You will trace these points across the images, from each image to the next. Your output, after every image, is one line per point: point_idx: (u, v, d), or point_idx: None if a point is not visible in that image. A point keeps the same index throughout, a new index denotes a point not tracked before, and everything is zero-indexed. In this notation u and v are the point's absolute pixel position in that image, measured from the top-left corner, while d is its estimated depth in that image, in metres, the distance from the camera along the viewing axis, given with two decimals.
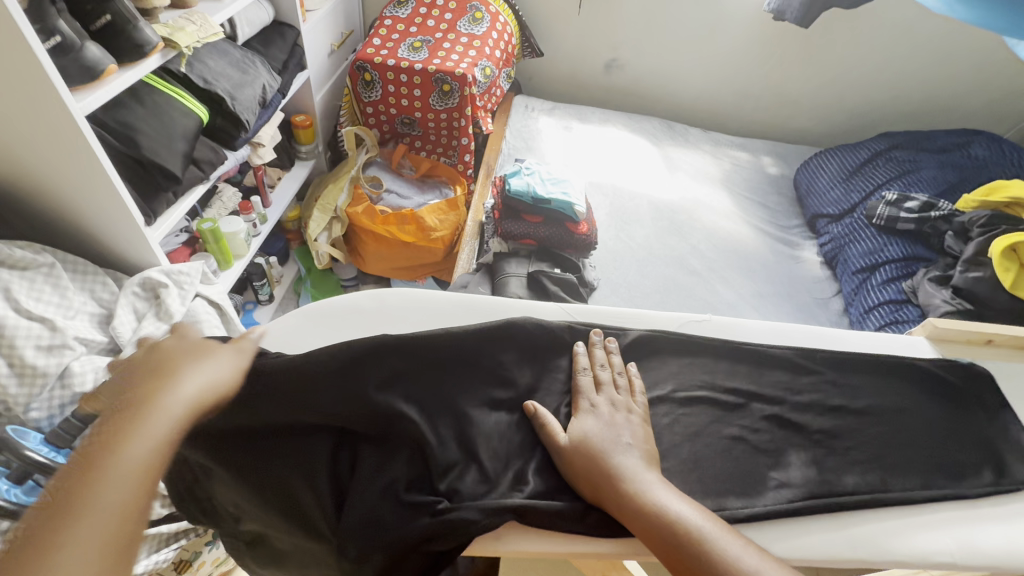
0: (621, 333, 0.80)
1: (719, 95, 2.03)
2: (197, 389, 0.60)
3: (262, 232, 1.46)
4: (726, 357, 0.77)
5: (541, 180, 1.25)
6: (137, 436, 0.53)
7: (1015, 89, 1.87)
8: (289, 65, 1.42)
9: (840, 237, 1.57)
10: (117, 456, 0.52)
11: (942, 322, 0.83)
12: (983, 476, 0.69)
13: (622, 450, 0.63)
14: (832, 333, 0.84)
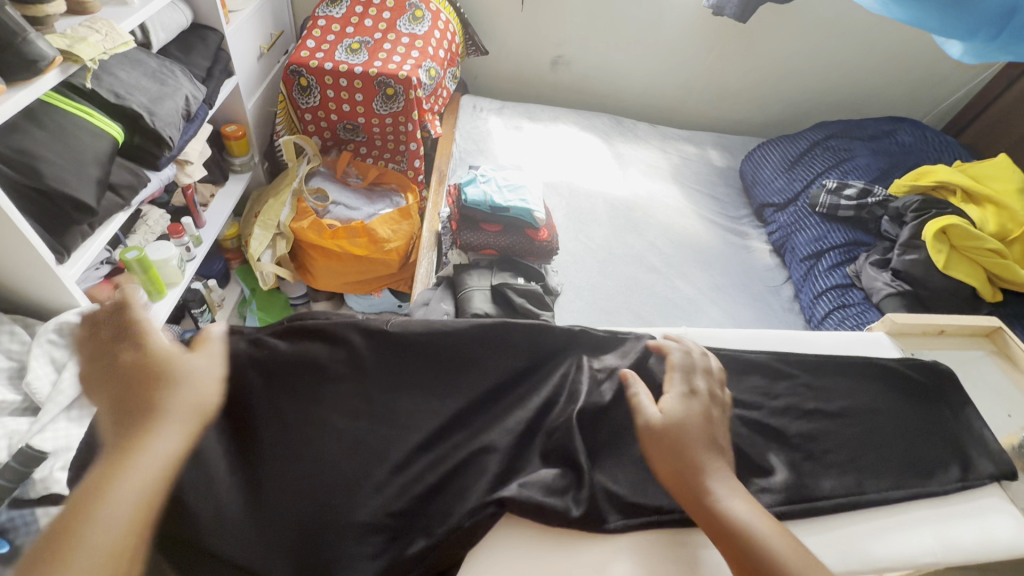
0: (627, 344, 0.79)
1: (664, 89, 2.06)
2: (195, 408, 0.55)
3: (197, 256, 1.33)
4: None
5: (497, 187, 1.20)
6: (142, 451, 0.49)
7: (929, 79, 2.02)
8: (214, 73, 1.31)
9: (787, 226, 1.63)
10: (144, 457, 0.49)
11: (897, 319, 0.87)
12: (952, 472, 0.73)
13: (704, 441, 0.61)
14: (803, 336, 0.86)
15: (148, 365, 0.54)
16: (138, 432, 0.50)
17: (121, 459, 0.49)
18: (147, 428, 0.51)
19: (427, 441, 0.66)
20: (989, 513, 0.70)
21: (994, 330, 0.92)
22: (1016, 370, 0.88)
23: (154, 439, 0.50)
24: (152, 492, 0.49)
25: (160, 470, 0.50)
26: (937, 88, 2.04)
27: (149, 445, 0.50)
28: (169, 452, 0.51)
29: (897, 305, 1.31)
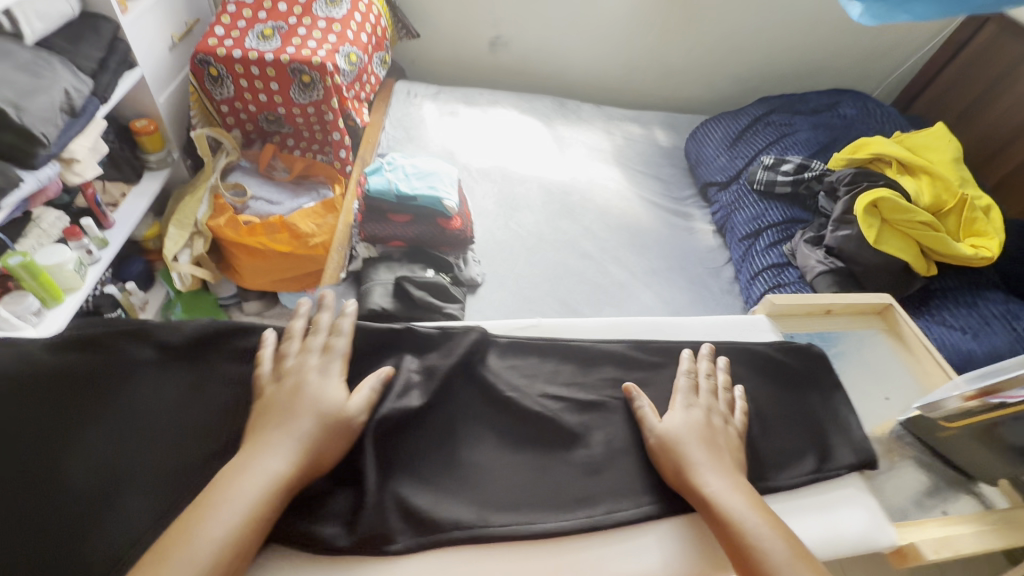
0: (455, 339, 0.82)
1: (608, 69, 2.00)
2: (325, 428, 0.65)
3: (102, 258, 1.28)
4: (556, 357, 0.84)
5: (404, 175, 1.15)
6: (239, 482, 0.59)
7: (871, 48, 2.02)
8: (109, 64, 1.23)
9: (728, 205, 1.58)
10: (241, 489, 0.58)
11: (780, 300, 0.90)
12: (806, 464, 0.74)
13: (701, 443, 0.70)
14: (675, 324, 0.89)
15: (275, 407, 0.66)
16: (240, 465, 0.61)
17: (228, 485, 0.59)
18: (267, 436, 0.63)
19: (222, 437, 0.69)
20: (842, 505, 0.72)
21: (884, 308, 0.95)
22: (904, 349, 0.92)
23: (284, 436, 0.63)
24: (265, 494, 0.59)
25: (266, 491, 0.59)
26: (879, 58, 2.05)
27: (254, 455, 0.61)
28: (290, 449, 0.62)
29: (829, 284, 1.28)
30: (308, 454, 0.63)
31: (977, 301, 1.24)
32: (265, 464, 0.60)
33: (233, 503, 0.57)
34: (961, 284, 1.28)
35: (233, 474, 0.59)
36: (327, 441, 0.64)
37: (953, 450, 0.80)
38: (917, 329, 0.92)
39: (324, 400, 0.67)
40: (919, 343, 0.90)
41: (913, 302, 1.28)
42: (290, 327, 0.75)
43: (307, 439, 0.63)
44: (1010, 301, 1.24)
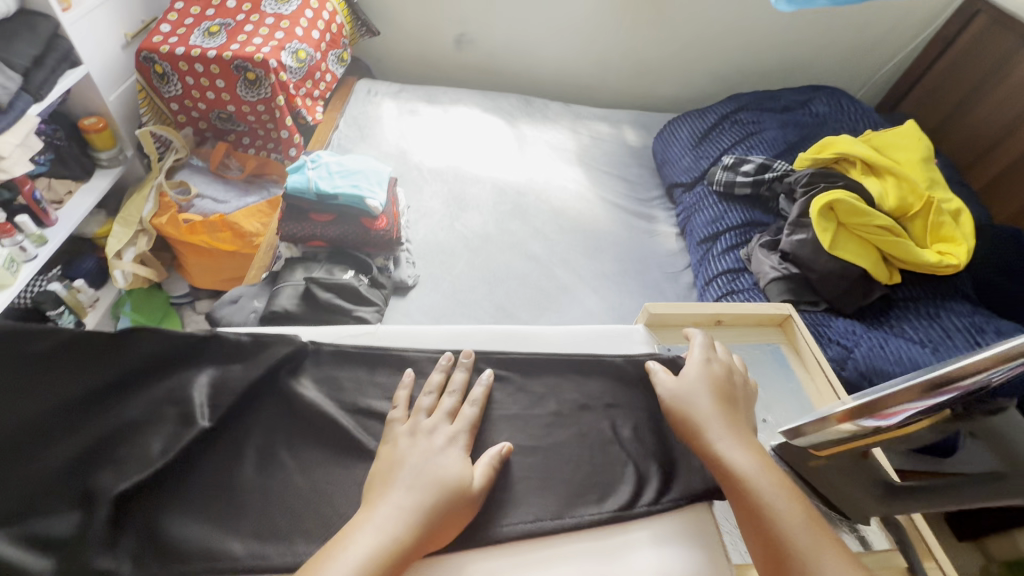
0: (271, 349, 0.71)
1: (579, 67, 1.94)
2: (434, 481, 0.59)
3: (38, 255, 1.28)
4: (428, 369, 0.75)
5: (327, 173, 1.11)
6: (357, 530, 0.54)
7: (855, 45, 1.93)
8: (45, 61, 1.23)
9: (690, 207, 1.50)
10: (350, 546, 0.53)
11: (656, 309, 0.82)
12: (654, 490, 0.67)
13: (716, 399, 0.68)
14: (526, 332, 0.82)
15: (385, 462, 0.61)
16: (354, 520, 0.56)
17: (350, 531, 0.54)
18: (372, 505, 0.57)
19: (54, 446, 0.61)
20: (668, 539, 0.63)
21: (784, 318, 0.85)
22: (798, 364, 0.81)
23: (368, 518, 0.55)
24: (383, 551, 0.53)
25: (381, 546, 0.53)
26: (861, 56, 1.97)
27: (358, 526, 0.55)
28: (401, 515, 0.55)
29: (781, 291, 1.20)
30: (430, 514, 0.56)
31: (939, 313, 1.17)
32: (343, 539, 0.53)
33: (345, 557, 0.52)
34: (926, 294, 1.20)
35: (338, 543, 0.53)
36: (449, 509, 0.58)
37: (826, 484, 0.64)
38: (815, 343, 0.81)
39: (446, 469, 0.60)
40: (812, 359, 0.80)
41: (874, 312, 1.20)
42: (430, 379, 0.71)
43: (401, 497, 0.57)
44: (975, 312, 1.17)
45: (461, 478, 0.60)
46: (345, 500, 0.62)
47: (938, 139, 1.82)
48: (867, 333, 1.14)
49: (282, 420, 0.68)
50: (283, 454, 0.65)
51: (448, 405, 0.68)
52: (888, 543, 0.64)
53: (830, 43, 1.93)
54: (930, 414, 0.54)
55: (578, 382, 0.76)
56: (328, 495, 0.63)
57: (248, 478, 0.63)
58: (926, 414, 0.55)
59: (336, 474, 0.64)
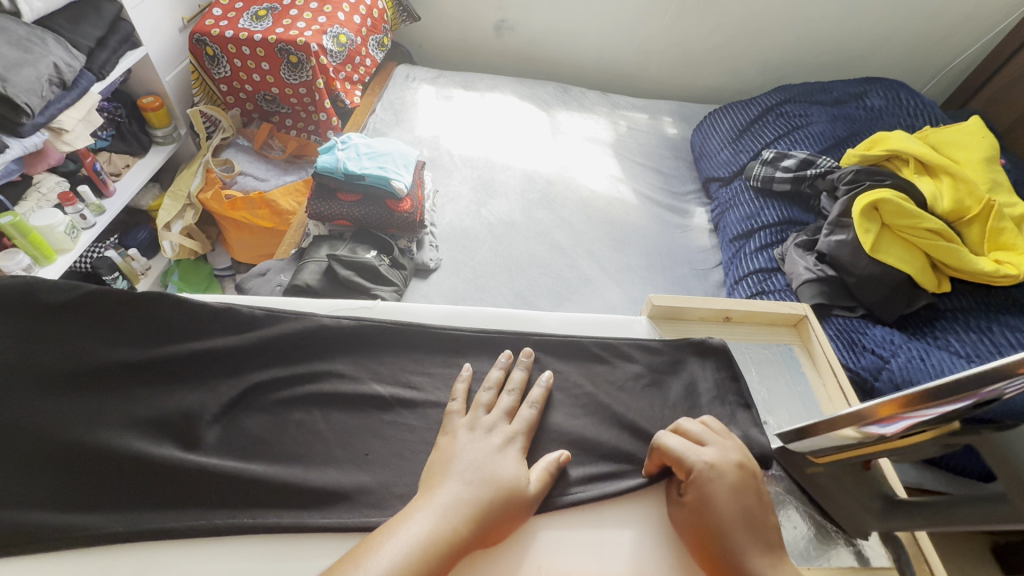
0: (279, 320, 0.74)
1: (620, 55, 1.89)
2: (492, 477, 0.56)
3: (97, 224, 1.39)
4: (432, 348, 0.75)
5: (356, 154, 1.14)
6: (415, 514, 0.52)
7: (922, 34, 1.79)
8: (108, 42, 1.31)
9: (725, 203, 1.45)
10: (407, 530, 0.50)
11: (661, 300, 0.79)
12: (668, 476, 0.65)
13: (742, 519, 0.54)
14: (528, 315, 0.80)
15: (439, 453, 0.59)
16: (412, 505, 0.53)
17: (408, 514, 0.52)
18: (431, 492, 0.54)
19: (91, 390, 0.66)
20: None
21: (799, 319, 0.81)
22: (811, 369, 0.77)
23: (428, 504, 0.53)
24: (439, 543, 0.50)
25: (436, 534, 0.50)
26: (928, 48, 1.83)
27: (414, 511, 0.52)
28: (460, 508, 0.52)
29: (814, 294, 1.14)
30: (488, 511, 0.53)
31: (992, 327, 1.07)
32: (400, 520, 0.51)
33: (401, 538, 0.50)
34: (979, 306, 1.11)
35: (399, 522, 0.51)
36: (504, 512, 0.54)
37: (824, 493, 0.62)
38: (830, 348, 0.77)
39: (503, 468, 0.57)
40: (825, 364, 0.76)
41: (917, 321, 1.12)
42: (488, 375, 0.68)
43: (458, 488, 0.54)
44: None
45: (520, 483, 0.57)
46: (341, 468, 0.63)
47: (1013, 137, 1.66)
48: (907, 343, 1.06)
49: (286, 387, 0.69)
50: (289, 416, 0.67)
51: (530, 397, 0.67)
52: (887, 559, 0.61)
53: (896, 32, 1.79)
54: (939, 426, 0.48)
55: (589, 368, 0.74)
56: (327, 463, 0.63)
57: (251, 439, 0.65)
58: (935, 426, 0.49)
59: (335, 442, 0.65)
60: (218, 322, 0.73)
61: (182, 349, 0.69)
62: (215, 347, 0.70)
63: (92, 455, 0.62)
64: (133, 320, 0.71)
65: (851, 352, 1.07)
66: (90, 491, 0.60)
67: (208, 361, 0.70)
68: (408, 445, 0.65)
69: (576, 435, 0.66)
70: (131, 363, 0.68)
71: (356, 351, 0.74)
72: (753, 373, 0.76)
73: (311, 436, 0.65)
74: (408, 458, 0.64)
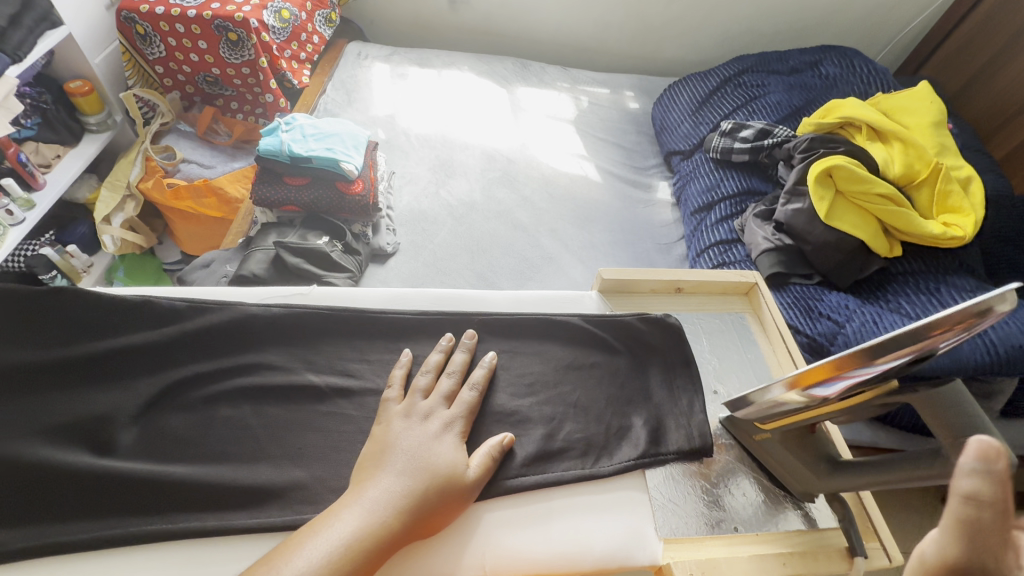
0: (214, 313, 0.70)
1: (581, 29, 1.85)
2: (426, 467, 0.54)
3: (26, 220, 1.30)
4: (381, 334, 0.72)
5: (301, 135, 1.09)
6: (345, 510, 0.50)
7: (875, 1, 1.81)
8: (23, 21, 1.21)
9: (685, 176, 1.44)
10: (334, 525, 0.49)
11: (610, 274, 0.77)
12: (626, 451, 0.64)
13: None
14: (481, 295, 0.78)
15: (375, 443, 0.57)
16: (342, 500, 0.52)
17: (337, 508, 0.51)
18: (362, 486, 0.53)
19: (7, 396, 0.62)
20: (631, 508, 0.61)
21: (749, 287, 0.81)
22: (761, 336, 0.78)
23: (357, 499, 0.51)
24: (367, 537, 0.48)
25: (366, 528, 0.49)
26: (881, 15, 1.85)
27: (346, 504, 0.51)
28: (392, 500, 0.51)
29: (773, 263, 1.15)
30: (421, 503, 0.52)
31: (939, 288, 1.10)
32: (332, 516, 0.50)
33: (330, 533, 0.48)
34: (928, 269, 1.14)
35: (326, 517, 0.50)
36: (438, 500, 0.53)
37: (770, 457, 0.63)
38: (781, 316, 0.78)
39: (439, 455, 0.56)
40: (776, 331, 0.76)
41: (871, 286, 1.14)
42: (427, 359, 0.66)
43: (392, 481, 0.53)
44: (978, 288, 1.11)
45: (460, 470, 0.56)
46: (277, 464, 0.60)
47: (962, 103, 1.70)
48: (861, 308, 1.08)
49: (215, 385, 0.65)
50: (221, 414, 0.63)
51: (476, 379, 0.65)
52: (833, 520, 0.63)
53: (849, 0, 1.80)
54: (878, 385, 0.50)
55: (540, 347, 0.72)
56: (260, 461, 0.60)
57: (186, 440, 0.61)
58: (875, 385, 0.50)
59: (271, 438, 0.62)
60: (147, 318, 0.68)
61: (105, 349, 0.65)
62: (139, 346, 0.66)
63: (6, 465, 0.57)
64: (53, 318, 0.66)
65: (808, 318, 1.09)
66: (7, 502, 0.56)
67: (134, 359, 0.65)
68: (348, 436, 0.63)
69: (527, 415, 0.65)
70: (52, 368, 0.63)
71: (299, 342, 0.70)
72: (704, 343, 0.76)
73: (247, 432, 0.62)
74: (353, 449, 0.62)
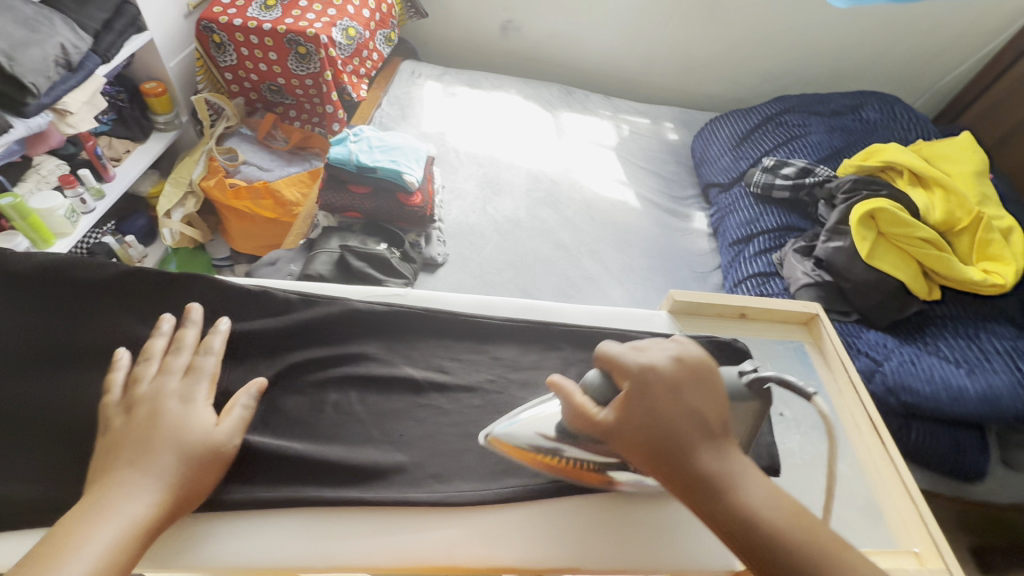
0: (298, 307, 0.74)
1: (625, 61, 1.92)
2: (149, 456, 0.53)
3: (96, 209, 1.36)
4: (452, 337, 0.76)
5: (369, 147, 1.15)
6: (115, 498, 0.50)
7: (914, 50, 1.86)
8: (114, 25, 1.30)
9: (724, 208, 1.48)
10: (108, 516, 0.49)
11: (681, 296, 0.81)
12: None
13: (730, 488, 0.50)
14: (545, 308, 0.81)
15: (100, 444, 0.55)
16: (98, 490, 0.51)
17: (93, 499, 0.50)
18: (112, 476, 0.52)
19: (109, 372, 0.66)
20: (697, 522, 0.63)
21: (811, 317, 0.83)
22: (821, 365, 0.80)
23: (115, 485, 0.51)
24: (131, 526, 0.49)
25: (134, 513, 0.50)
26: (919, 65, 1.91)
27: (125, 490, 0.51)
28: (151, 486, 0.52)
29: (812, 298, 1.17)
30: (181, 484, 0.53)
31: (979, 334, 1.12)
32: (114, 495, 0.50)
33: (96, 524, 0.48)
34: (968, 314, 1.16)
35: (84, 510, 0.49)
36: (191, 471, 0.54)
37: None
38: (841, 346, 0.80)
39: None
40: (837, 360, 0.79)
41: (909, 327, 1.16)
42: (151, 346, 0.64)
43: (115, 474, 0.52)
44: (1018, 337, 1.12)
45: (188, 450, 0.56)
46: (355, 453, 0.63)
47: (1000, 153, 1.72)
48: (899, 348, 1.11)
49: (297, 375, 0.69)
50: (305, 401, 0.67)
51: None
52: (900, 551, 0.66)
53: (888, 48, 1.86)
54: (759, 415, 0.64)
55: None
56: (341, 449, 0.64)
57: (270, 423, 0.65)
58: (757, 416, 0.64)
59: (352, 426, 0.65)
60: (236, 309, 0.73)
61: (199, 335, 0.70)
62: (232, 332, 0.70)
63: None
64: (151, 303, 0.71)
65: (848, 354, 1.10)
66: None
67: (224, 346, 0.70)
68: (423, 432, 0.66)
69: None
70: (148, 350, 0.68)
71: (375, 340, 0.74)
72: (768, 368, 0.79)
73: (328, 423, 0.66)
74: (427, 445, 0.65)
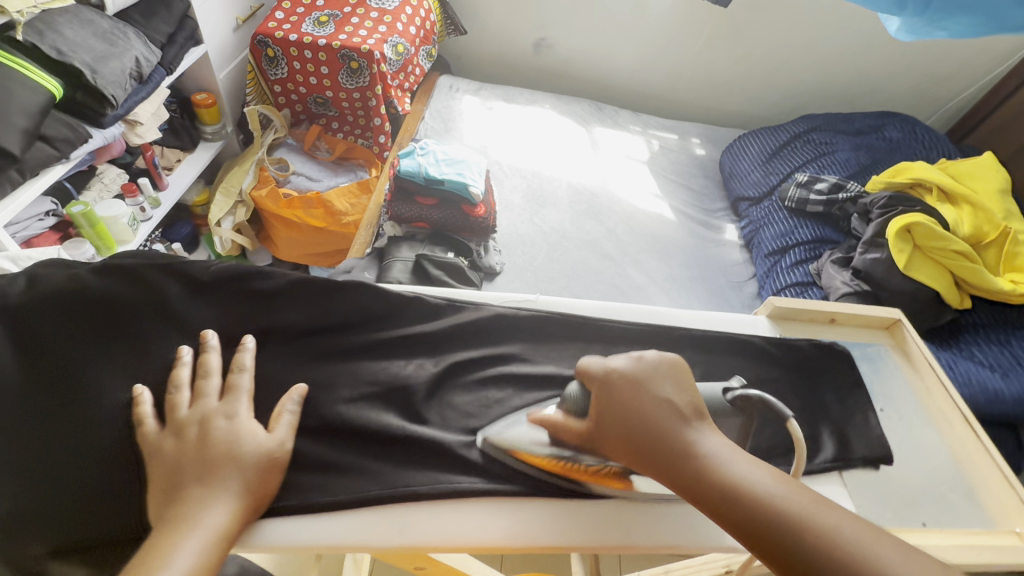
0: (407, 313, 0.78)
1: (651, 79, 2.00)
2: (223, 462, 0.55)
3: (153, 217, 1.39)
4: (552, 342, 0.80)
5: (435, 160, 1.21)
6: (198, 508, 0.51)
7: (925, 73, 1.97)
8: (177, 39, 1.33)
9: (757, 221, 1.56)
10: (197, 523, 0.50)
11: (781, 302, 0.86)
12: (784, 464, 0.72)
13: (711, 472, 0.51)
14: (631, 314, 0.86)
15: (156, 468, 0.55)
16: (179, 505, 0.52)
17: (175, 513, 0.51)
18: (188, 493, 0.53)
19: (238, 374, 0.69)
20: None
21: (893, 322, 0.89)
22: (908, 366, 0.86)
23: (201, 496, 0.53)
24: (220, 530, 0.51)
25: (223, 516, 0.52)
26: (929, 87, 2.02)
27: (202, 501, 0.52)
28: (230, 495, 0.54)
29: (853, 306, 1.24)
30: (254, 487, 0.56)
31: (1010, 339, 1.21)
32: (195, 506, 0.52)
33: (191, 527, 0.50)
34: (997, 322, 1.24)
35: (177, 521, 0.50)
36: (262, 476, 0.57)
37: None
38: (925, 348, 0.86)
39: None
40: (925, 361, 0.85)
41: (943, 334, 1.24)
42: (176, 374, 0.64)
43: (191, 488, 0.53)
44: None
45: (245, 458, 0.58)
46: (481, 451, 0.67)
47: None
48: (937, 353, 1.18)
49: (415, 377, 0.72)
50: (426, 402, 0.71)
51: None
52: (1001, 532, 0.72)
53: (902, 71, 1.96)
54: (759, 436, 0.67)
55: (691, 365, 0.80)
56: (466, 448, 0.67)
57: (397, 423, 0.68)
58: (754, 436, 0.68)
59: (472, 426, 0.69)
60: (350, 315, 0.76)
61: (319, 339, 0.73)
62: (350, 336, 0.74)
63: None
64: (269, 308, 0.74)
65: None
66: None
67: (343, 350, 0.73)
68: None
69: None
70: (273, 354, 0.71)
71: (481, 345, 0.78)
72: (865, 369, 0.85)
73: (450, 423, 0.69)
74: None
